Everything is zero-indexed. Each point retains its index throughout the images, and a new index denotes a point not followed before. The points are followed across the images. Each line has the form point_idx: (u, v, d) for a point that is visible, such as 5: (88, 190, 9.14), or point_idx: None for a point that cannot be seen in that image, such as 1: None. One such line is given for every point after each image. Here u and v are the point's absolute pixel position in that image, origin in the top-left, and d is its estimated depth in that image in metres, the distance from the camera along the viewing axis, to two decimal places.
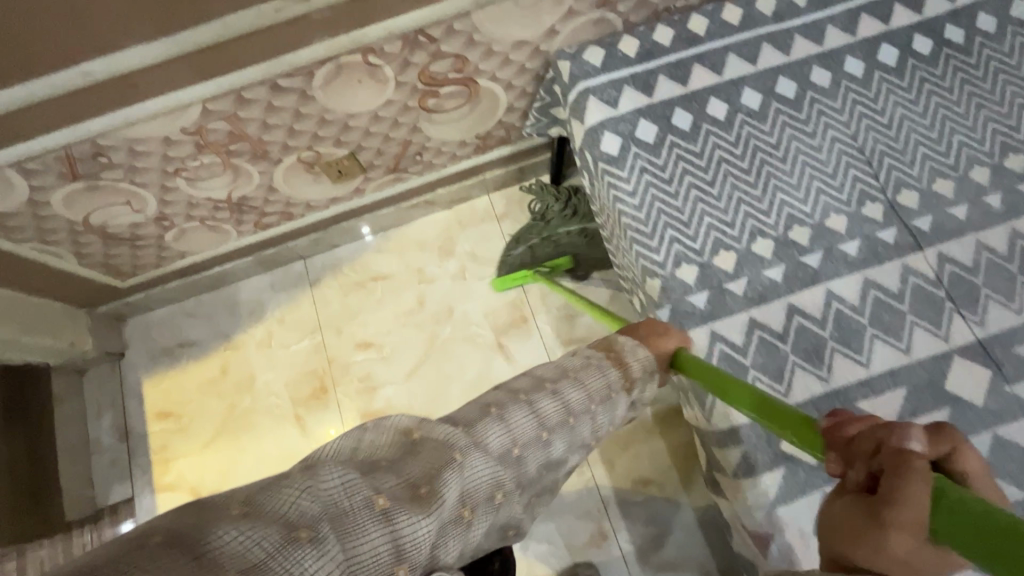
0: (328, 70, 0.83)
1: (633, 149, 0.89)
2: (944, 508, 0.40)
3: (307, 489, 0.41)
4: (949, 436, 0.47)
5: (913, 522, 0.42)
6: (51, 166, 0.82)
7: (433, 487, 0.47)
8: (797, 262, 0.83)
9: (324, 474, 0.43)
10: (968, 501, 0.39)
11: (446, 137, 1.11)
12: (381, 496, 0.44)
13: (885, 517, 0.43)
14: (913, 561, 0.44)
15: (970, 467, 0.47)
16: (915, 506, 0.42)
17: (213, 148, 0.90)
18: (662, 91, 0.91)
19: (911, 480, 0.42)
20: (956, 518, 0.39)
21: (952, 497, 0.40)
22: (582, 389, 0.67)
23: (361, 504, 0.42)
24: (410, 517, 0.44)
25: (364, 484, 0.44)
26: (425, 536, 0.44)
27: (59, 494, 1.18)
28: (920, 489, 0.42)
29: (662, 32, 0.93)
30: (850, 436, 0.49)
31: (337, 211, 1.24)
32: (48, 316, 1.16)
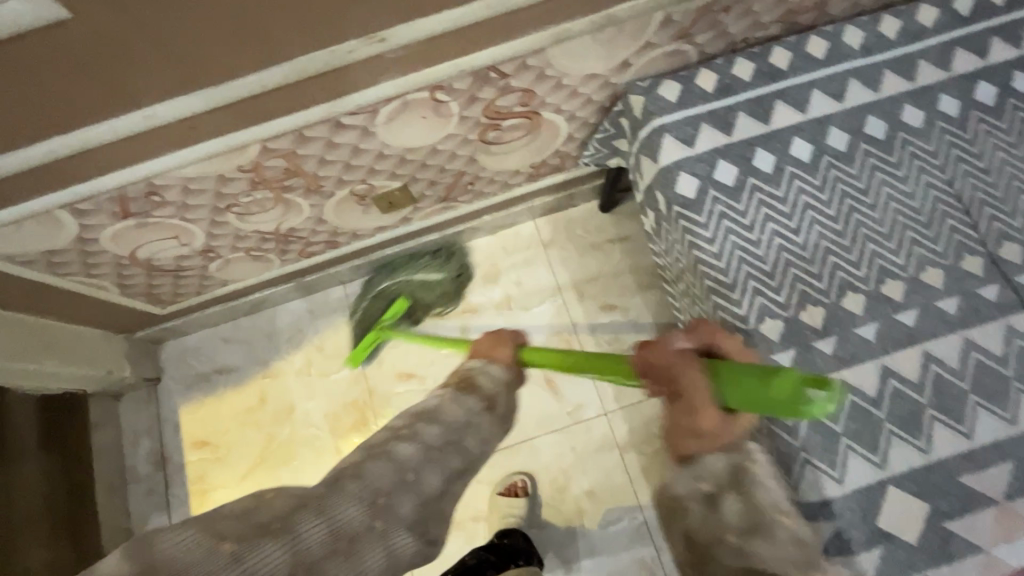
0: (394, 107, 0.78)
1: (711, 193, 0.84)
2: (723, 379, 0.49)
3: (138, 552, 0.47)
4: (700, 331, 0.55)
5: (704, 402, 0.49)
6: (103, 206, 0.78)
7: (289, 520, 0.52)
8: (891, 320, 0.77)
9: (165, 538, 0.48)
10: (733, 367, 0.49)
11: (500, 167, 1.06)
12: (225, 541, 0.49)
13: (685, 409, 0.51)
14: (722, 432, 0.51)
15: (732, 347, 0.54)
16: (699, 388, 0.50)
17: (268, 185, 0.86)
18: (742, 130, 0.86)
19: (689, 367, 0.51)
20: (744, 385, 0.48)
21: (724, 370, 0.49)
22: (440, 424, 0.66)
23: (205, 550, 0.48)
24: (257, 552, 0.48)
25: (200, 536, 0.49)
26: (274, 561, 0.49)
27: (98, 526, 1.15)
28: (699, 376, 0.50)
29: (742, 66, 0.88)
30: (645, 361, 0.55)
31: (382, 239, 1.19)
32: (87, 345, 1.13)
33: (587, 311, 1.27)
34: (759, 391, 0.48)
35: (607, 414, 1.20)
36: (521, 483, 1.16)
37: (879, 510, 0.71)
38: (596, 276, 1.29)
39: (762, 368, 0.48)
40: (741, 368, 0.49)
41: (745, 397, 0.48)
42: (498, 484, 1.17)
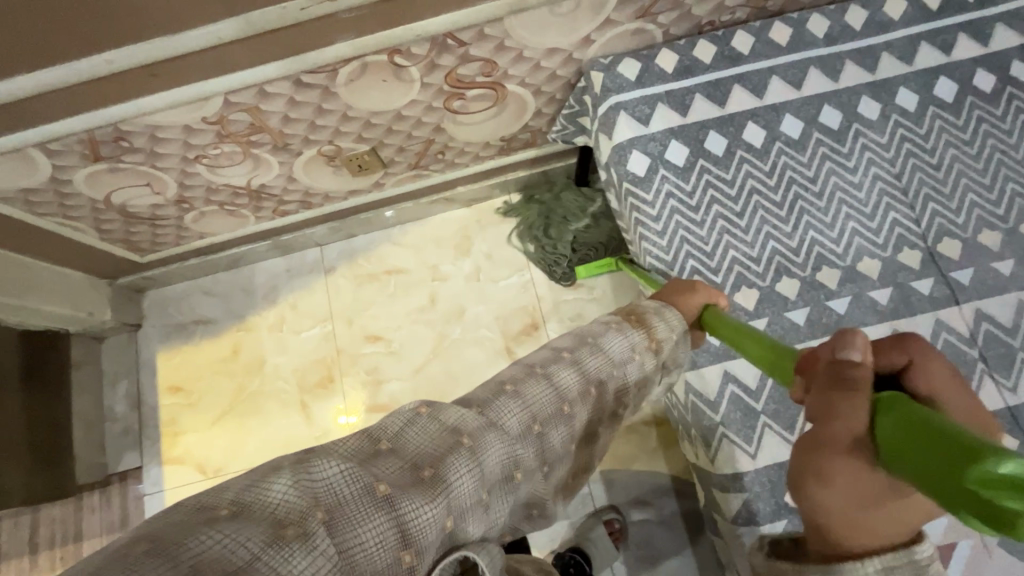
0: (353, 68, 0.81)
1: (661, 172, 0.85)
2: (894, 418, 0.39)
3: (300, 485, 0.41)
4: (912, 348, 0.46)
5: (852, 444, 0.42)
6: (73, 147, 0.82)
7: (441, 466, 0.47)
8: (823, 306, 0.79)
9: (322, 468, 0.43)
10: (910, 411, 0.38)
11: (470, 138, 1.08)
12: (382, 483, 0.43)
13: (834, 448, 0.43)
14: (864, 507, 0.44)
15: (933, 382, 0.45)
16: (839, 420, 0.42)
17: (234, 138, 0.90)
18: (697, 111, 0.87)
19: (838, 393, 0.42)
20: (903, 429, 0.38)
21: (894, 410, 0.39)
22: (552, 388, 0.59)
23: (364, 491, 0.42)
24: (413, 500, 0.43)
25: (362, 473, 0.44)
26: (434, 517, 0.44)
27: (73, 457, 1.22)
28: (857, 408, 0.41)
29: (703, 48, 0.88)
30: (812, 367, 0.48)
31: (357, 203, 1.23)
32: (70, 286, 1.19)
33: (553, 287, 1.30)
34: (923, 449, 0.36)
35: None
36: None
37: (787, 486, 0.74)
38: None
39: (923, 422, 0.37)
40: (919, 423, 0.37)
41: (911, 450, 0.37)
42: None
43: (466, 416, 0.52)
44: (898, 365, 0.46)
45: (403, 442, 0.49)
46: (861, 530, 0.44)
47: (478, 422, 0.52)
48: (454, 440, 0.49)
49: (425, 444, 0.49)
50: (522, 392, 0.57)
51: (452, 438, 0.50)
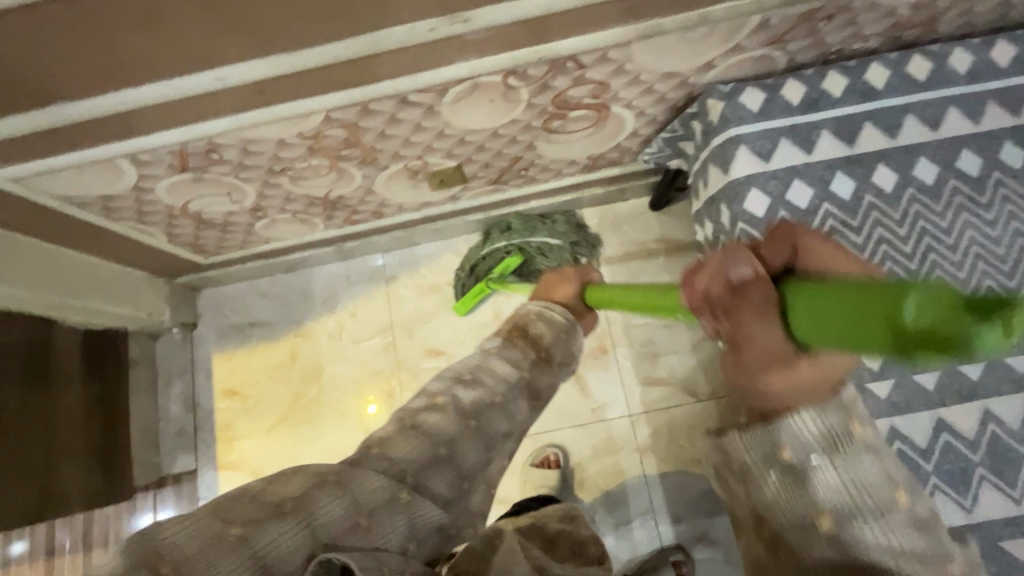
0: (463, 88, 0.75)
1: (781, 214, 0.80)
2: (808, 320, 0.37)
3: (137, 543, 0.39)
4: (788, 233, 0.42)
5: (777, 360, 0.40)
6: (163, 158, 0.77)
7: (301, 501, 0.46)
8: (954, 371, 0.74)
9: (165, 527, 0.41)
10: (836, 300, 0.34)
11: (558, 156, 1.03)
12: (234, 524, 0.42)
13: (754, 361, 0.40)
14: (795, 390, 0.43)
15: (821, 254, 0.41)
16: (765, 337, 0.39)
17: (324, 152, 0.85)
18: (823, 149, 0.81)
19: (752, 318, 0.39)
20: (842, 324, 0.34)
21: (826, 309, 0.35)
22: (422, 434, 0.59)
23: (212, 537, 0.41)
24: (268, 532, 0.43)
25: (210, 520, 0.43)
26: (295, 541, 0.43)
27: (129, 458, 1.20)
28: (768, 323, 0.39)
29: (834, 80, 0.82)
30: (700, 292, 0.43)
31: (427, 214, 1.18)
32: (131, 286, 1.16)
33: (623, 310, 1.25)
34: (846, 332, 0.34)
35: (630, 416, 1.20)
36: (554, 456, 1.18)
37: None
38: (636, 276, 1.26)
39: (856, 294, 0.33)
40: (848, 303, 0.33)
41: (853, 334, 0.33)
42: (529, 459, 1.19)
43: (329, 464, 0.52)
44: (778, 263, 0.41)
45: (267, 490, 0.48)
46: (799, 398, 0.44)
47: (341, 464, 0.53)
48: (316, 479, 0.49)
49: (291, 488, 0.48)
50: (403, 445, 0.56)
51: (317, 478, 0.49)
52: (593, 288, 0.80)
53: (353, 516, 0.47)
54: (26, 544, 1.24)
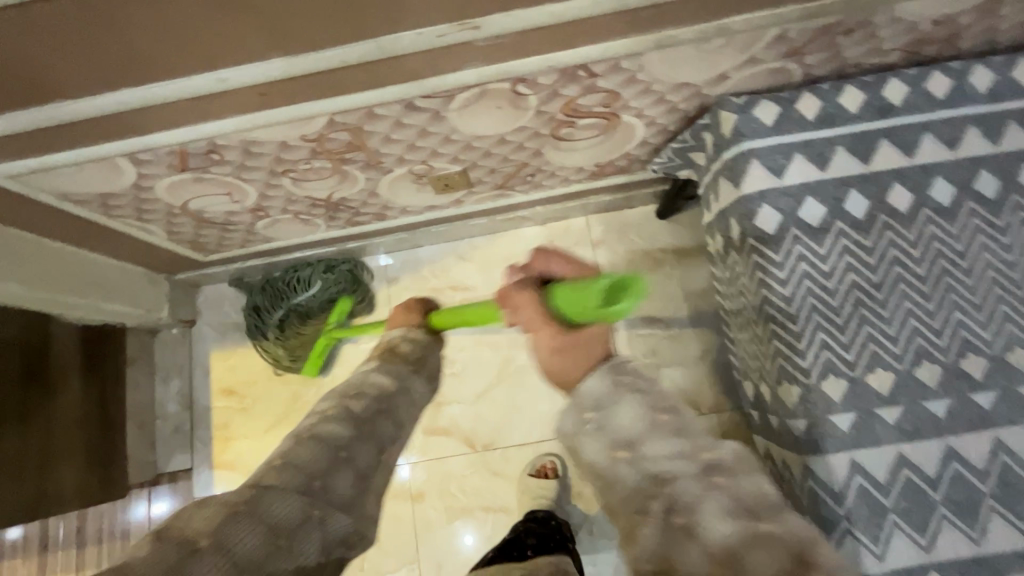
0: (471, 94, 0.73)
1: (793, 231, 0.78)
2: (557, 296, 0.66)
3: None
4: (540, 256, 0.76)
5: (542, 319, 0.66)
6: (163, 158, 0.76)
7: (217, 536, 0.45)
8: (966, 398, 0.72)
9: None
10: (567, 284, 0.66)
11: (565, 163, 1.01)
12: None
13: (542, 340, 0.65)
14: (564, 349, 0.63)
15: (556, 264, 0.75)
16: (535, 309, 0.67)
17: (328, 155, 0.83)
18: (837, 166, 0.79)
19: (522, 291, 0.69)
20: (565, 300, 0.65)
21: (563, 289, 0.66)
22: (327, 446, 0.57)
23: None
24: None
25: None
26: None
27: (125, 456, 1.19)
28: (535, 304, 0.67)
29: (851, 95, 0.80)
30: (504, 297, 0.72)
31: (432, 217, 1.16)
32: (130, 283, 1.14)
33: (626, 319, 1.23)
34: (574, 304, 0.64)
35: None
36: (551, 465, 1.17)
37: None
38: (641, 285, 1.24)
39: (569, 290, 0.65)
40: (576, 284, 0.65)
41: (573, 307, 0.64)
42: (527, 467, 1.18)
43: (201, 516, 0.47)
44: (539, 273, 0.74)
45: (179, 520, 0.47)
46: (576, 360, 0.61)
47: (250, 491, 0.50)
48: (224, 513, 0.47)
49: (198, 520, 0.46)
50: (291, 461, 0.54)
51: (227, 508, 0.48)
52: (434, 313, 0.87)
53: (306, 480, 0.53)
54: (21, 538, 1.23)
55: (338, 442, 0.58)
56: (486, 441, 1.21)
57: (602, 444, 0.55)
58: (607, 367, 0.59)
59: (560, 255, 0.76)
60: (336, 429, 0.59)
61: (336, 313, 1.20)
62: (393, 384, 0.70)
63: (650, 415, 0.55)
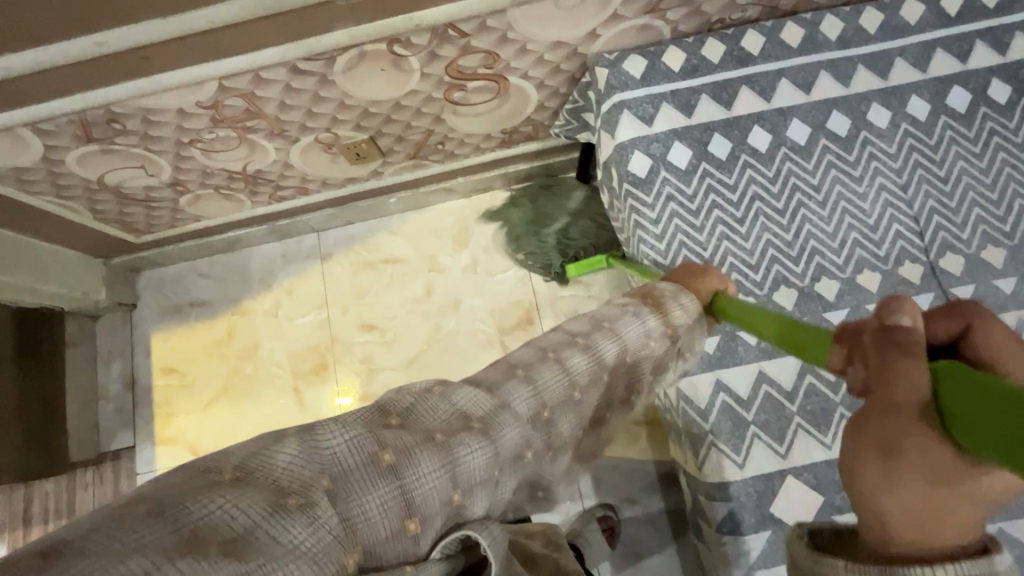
0: (352, 57, 0.79)
1: (662, 174, 0.84)
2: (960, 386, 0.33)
3: (310, 453, 0.40)
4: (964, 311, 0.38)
5: (908, 416, 0.35)
6: (65, 128, 0.81)
7: (450, 437, 0.45)
8: (820, 318, 0.79)
9: (328, 435, 0.41)
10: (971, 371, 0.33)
11: (471, 129, 1.06)
12: (387, 452, 0.41)
13: (886, 426, 0.35)
14: (921, 484, 0.34)
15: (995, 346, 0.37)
16: (898, 376, 0.35)
17: (229, 123, 0.88)
18: (702, 113, 0.85)
19: (901, 355, 0.36)
20: (966, 390, 0.32)
21: (956, 374, 0.33)
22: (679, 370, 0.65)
23: (366, 462, 0.41)
24: (417, 469, 0.42)
25: (367, 439, 0.42)
26: (437, 486, 0.42)
27: (66, 435, 1.22)
28: (913, 372, 0.35)
29: (712, 47, 0.86)
30: (854, 337, 0.41)
31: (355, 190, 1.21)
32: (66, 266, 1.18)
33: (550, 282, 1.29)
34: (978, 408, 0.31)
35: None
36: None
37: (773, 496, 0.74)
38: None
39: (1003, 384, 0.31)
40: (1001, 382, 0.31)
41: (968, 412, 0.32)
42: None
43: (474, 400, 0.49)
44: (955, 333, 0.38)
45: (413, 415, 0.47)
46: (911, 504, 0.35)
47: (488, 403, 0.49)
48: (462, 419, 0.47)
49: (436, 420, 0.47)
50: (533, 377, 0.53)
51: (460, 420, 0.47)
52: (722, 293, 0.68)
53: (535, 409, 0.52)
54: None
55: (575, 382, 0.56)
56: None
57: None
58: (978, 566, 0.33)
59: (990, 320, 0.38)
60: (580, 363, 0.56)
61: None
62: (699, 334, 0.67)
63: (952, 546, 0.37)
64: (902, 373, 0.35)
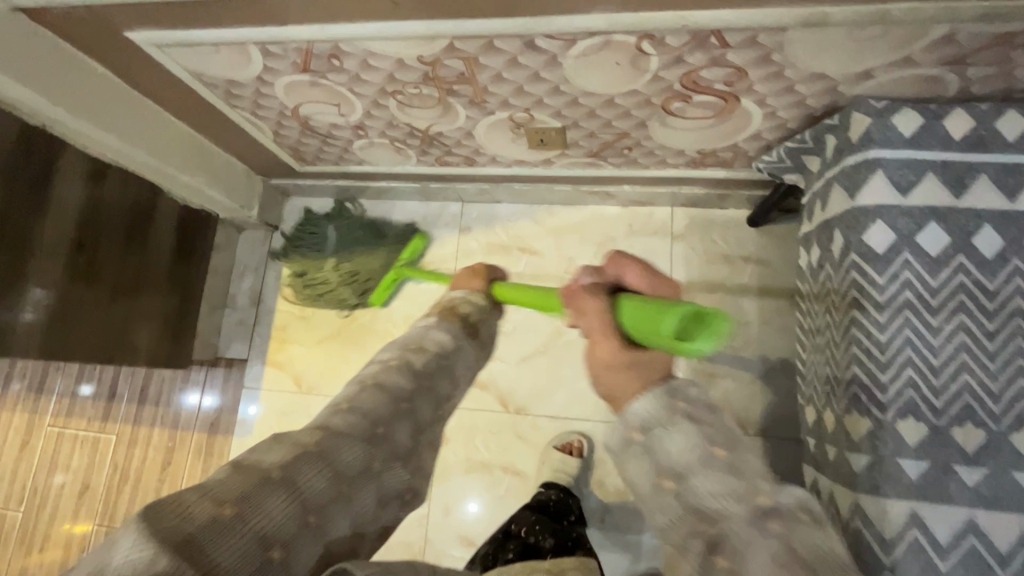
0: (594, 43, 0.72)
1: (904, 255, 0.71)
2: (631, 306, 0.59)
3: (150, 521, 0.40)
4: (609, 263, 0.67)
5: (604, 333, 0.60)
6: (289, 54, 0.80)
7: (289, 472, 0.48)
8: None
9: (169, 506, 0.41)
10: (638, 298, 0.59)
11: (668, 142, 0.97)
12: (230, 505, 0.43)
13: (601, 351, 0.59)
14: (625, 361, 0.57)
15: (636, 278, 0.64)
16: (600, 320, 0.61)
17: (437, 83, 0.84)
18: (975, 196, 0.71)
19: (590, 298, 0.63)
20: (633, 315, 0.58)
21: (627, 304, 0.59)
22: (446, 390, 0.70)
23: (209, 520, 0.41)
24: (265, 510, 0.44)
25: (204, 497, 0.43)
26: (285, 514, 0.45)
27: (194, 333, 1.29)
28: (600, 306, 0.62)
29: (1011, 121, 0.71)
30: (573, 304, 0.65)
31: (518, 172, 1.16)
32: (230, 174, 1.22)
33: None
34: (642, 325, 0.57)
35: None
36: (578, 444, 1.15)
37: None
38: (712, 289, 1.19)
39: (646, 304, 0.58)
40: (648, 303, 0.58)
41: (639, 326, 0.58)
42: (553, 440, 1.17)
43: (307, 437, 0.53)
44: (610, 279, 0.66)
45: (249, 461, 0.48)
46: (622, 382, 0.56)
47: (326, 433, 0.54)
48: (300, 449, 0.50)
49: (277, 456, 0.49)
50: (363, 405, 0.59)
51: (302, 450, 0.50)
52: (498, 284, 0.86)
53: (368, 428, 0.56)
54: (93, 383, 1.38)
55: (398, 396, 0.62)
56: (519, 405, 1.21)
57: (647, 466, 0.52)
58: (662, 389, 0.54)
59: (637, 261, 0.66)
60: (397, 381, 0.63)
61: (409, 249, 1.27)
62: (451, 342, 0.74)
63: (705, 447, 0.50)
64: (602, 316, 0.61)
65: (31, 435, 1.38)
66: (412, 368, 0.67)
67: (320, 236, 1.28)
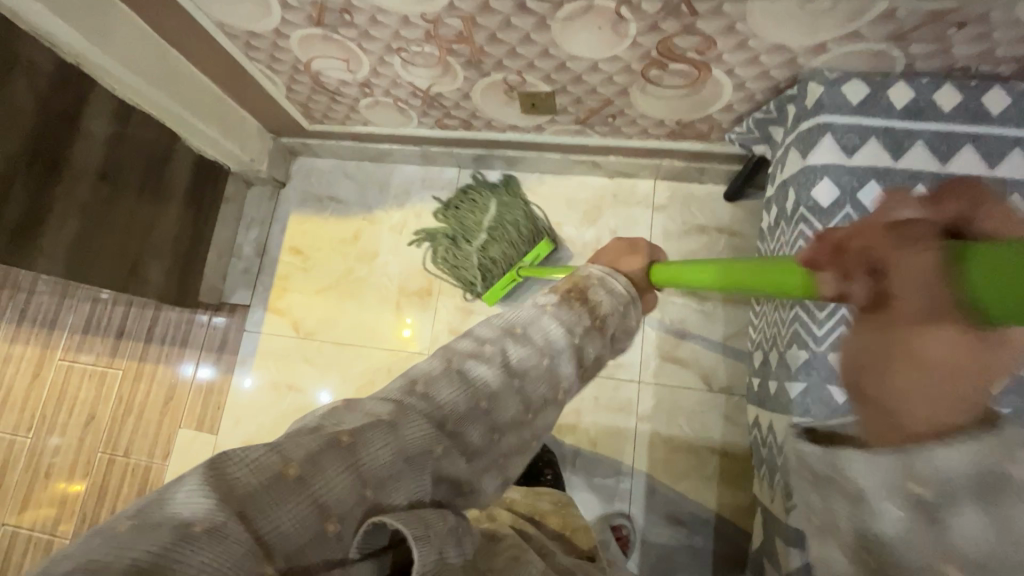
0: (579, 7, 0.80)
1: (846, 208, 0.80)
2: (976, 264, 0.35)
3: (210, 480, 0.37)
4: (952, 193, 0.41)
5: (916, 296, 0.37)
6: (305, 7, 0.89)
7: (357, 439, 0.42)
8: None
9: (237, 460, 0.38)
10: (995, 250, 0.35)
11: (648, 111, 1.05)
12: (292, 465, 0.39)
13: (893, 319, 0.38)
14: (948, 371, 0.35)
15: (994, 221, 0.39)
16: (917, 276, 0.37)
17: (438, 41, 0.93)
18: (912, 158, 0.80)
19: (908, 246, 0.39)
20: (984, 269, 0.34)
21: (976, 249, 0.36)
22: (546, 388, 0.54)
23: (270, 477, 0.38)
24: (326, 477, 0.40)
25: (270, 456, 0.39)
26: (347, 486, 0.40)
27: (200, 276, 1.38)
28: (923, 255, 0.38)
29: (947, 94, 0.80)
30: (858, 246, 0.43)
31: (513, 137, 1.24)
32: (244, 129, 1.31)
33: None
34: (1004, 289, 0.34)
35: (640, 383, 1.22)
36: None
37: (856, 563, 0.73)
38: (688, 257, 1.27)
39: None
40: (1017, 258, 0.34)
41: (992, 292, 0.34)
42: None
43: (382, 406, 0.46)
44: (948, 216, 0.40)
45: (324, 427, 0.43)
46: (931, 389, 0.35)
47: (395, 404, 0.46)
48: (370, 418, 0.44)
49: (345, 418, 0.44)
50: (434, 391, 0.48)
51: (369, 416, 0.44)
52: (664, 267, 0.69)
53: (440, 414, 0.47)
54: (103, 322, 1.46)
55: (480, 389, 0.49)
56: None
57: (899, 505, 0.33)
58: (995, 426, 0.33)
59: (995, 198, 0.41)
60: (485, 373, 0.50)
61: (534, 252, 1.22)
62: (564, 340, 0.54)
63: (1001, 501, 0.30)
64: (919, 268, 0.37)
65: (42, 366, 1.46)
66: (506, 363, 0.52)
67: (480, 205, 1.29)
